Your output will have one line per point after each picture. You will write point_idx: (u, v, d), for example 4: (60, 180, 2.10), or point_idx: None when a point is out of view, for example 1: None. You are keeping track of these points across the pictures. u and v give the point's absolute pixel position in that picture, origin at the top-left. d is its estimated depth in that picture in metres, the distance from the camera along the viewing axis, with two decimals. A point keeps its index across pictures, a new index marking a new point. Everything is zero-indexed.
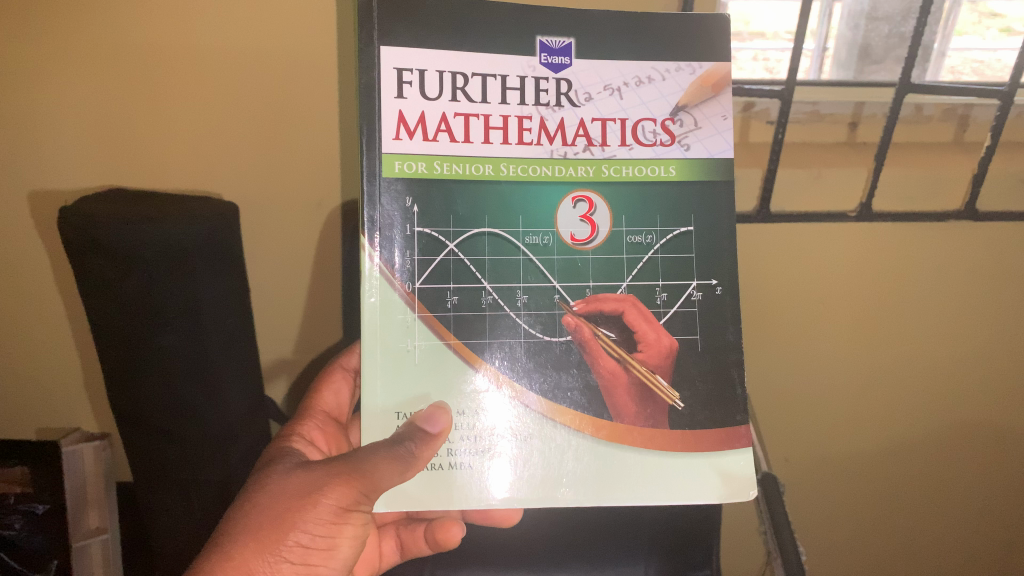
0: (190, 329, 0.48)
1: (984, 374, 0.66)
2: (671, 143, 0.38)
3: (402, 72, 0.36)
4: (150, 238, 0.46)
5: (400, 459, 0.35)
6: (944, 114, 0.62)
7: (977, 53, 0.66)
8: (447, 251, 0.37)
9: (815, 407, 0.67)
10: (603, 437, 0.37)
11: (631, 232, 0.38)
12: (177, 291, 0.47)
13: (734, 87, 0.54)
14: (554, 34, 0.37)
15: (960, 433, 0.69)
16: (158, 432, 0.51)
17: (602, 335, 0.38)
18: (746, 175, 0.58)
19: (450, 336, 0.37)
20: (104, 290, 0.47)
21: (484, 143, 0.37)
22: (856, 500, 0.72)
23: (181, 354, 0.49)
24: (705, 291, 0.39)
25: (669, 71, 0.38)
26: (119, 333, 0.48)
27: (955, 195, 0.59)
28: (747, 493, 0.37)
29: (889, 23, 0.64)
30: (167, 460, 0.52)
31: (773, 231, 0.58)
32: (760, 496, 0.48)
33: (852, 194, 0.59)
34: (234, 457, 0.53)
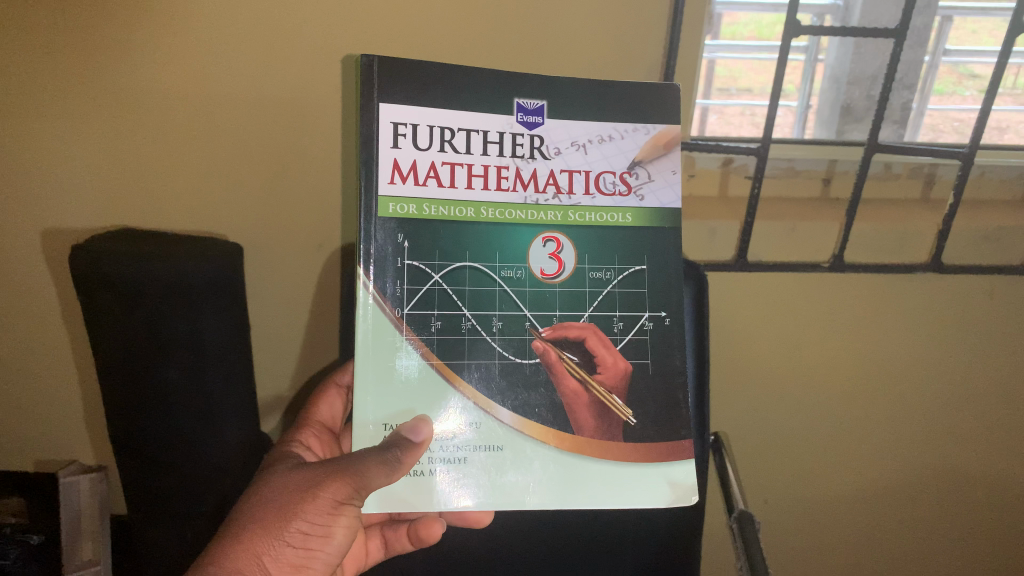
0: (191, 362, 0.53)
1: (933, 407, 0.71)
2: (628, 193, 0.44)
3: (397, 126, 0.41)
4: (156, 274, 0.50)
5: (388, 462, 0.40)
6: (911, 172, 0.67)
7: (958, 112, 0.73)
8: (433, 282, 0.42)
9: (781, 436, 0.72)
10: (566, 448, 0.42)
11: (593, 269, 0.44)
12: (181, 325, 0.52)
13: (711, 145, 0.60)
14: (529, 96, 0.43)
15: (916, 467, 0.74)
16: (155, 459, 0.55)
17: (566, 358, 0.43)
18: (725, 227, 0.62)
19: (433, 356, 0.42)
20: (113, 324, 0.51)
21: (467, 188, 0.42)
22: (828, 524, 0.77)
23: (182, 385, 0.53)
24: (655, 321, 0.44)
25: (628, 132, 0.44)
26: (123, 365, 0.52)
27: (921, 250, 0.64)
28: (690, 498, 0.42)
29: (861, 87, 0.72)
30: (165, 487, 0.56)
31: (749, 280, 0.64)
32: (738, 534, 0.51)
33: (825, 245, 0.64)
34: (227, 481, 0.57)
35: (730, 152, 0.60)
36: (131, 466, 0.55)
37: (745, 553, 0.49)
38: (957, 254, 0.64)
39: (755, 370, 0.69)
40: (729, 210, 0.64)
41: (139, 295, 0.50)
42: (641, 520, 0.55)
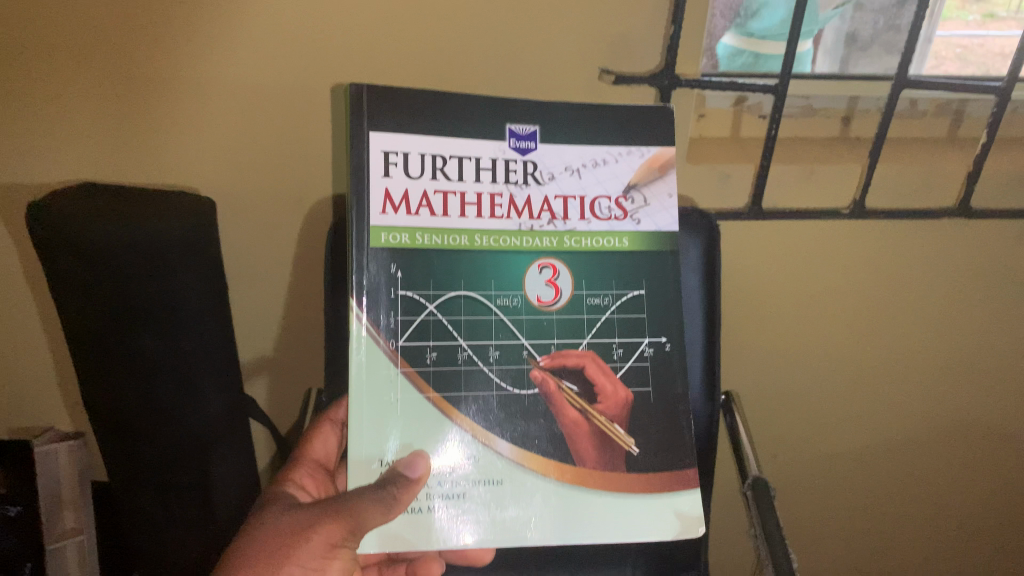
0: (169, 328, 0.50)
1: (952, 373, 0.71)
2: (624, 218, 0.43)
3: (388, 154, 0.41)
4: (123, 240, 0.47)
5: (381, 501, 0.38)
6: (939, 109, 0.64)
7: (963, 38, 0.67)
8: (427, 312, 0.41)
9: (799, 414, 0.72)
10: (567, 480, 0.41)
11: (591, 294, 0.43)
12: (154, 292, 0.49)
13: (728, 83, 0.53)
14: (521, 121, 0.43)
15: (926, 444, 0.75)
16: (136, 431, 0.53)
17: (565, 387, 0.42)
18: (736, 172, 0.59)
19: (429, 388, 0.41)
20: (81, 292, 0.48)
21: (460, 216, 0.41)
22: (850, 488, 0.77)
23: (158, 354, 0.51)
24: (656, 347, 0.44)
25: (622, 155, 0.43)
26: (95, 333, 0.50)
27: (949, 190, 0.61)
28: (696, 530, 0.41)
29: (881, 15, 0.64)
30: (146, 460, 0.54)
31: (760, 227, 0.61)
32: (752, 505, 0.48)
33: (846, 191, 0.61)
34: (212, 451, 0.55)
35: (746, 89, 0.54)
36: (109, 434, 0.54)
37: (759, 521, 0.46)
38: (986, 200, 0.61)
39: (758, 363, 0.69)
40: (744, 154, 0.60)
41: (107, 263, 0.47)
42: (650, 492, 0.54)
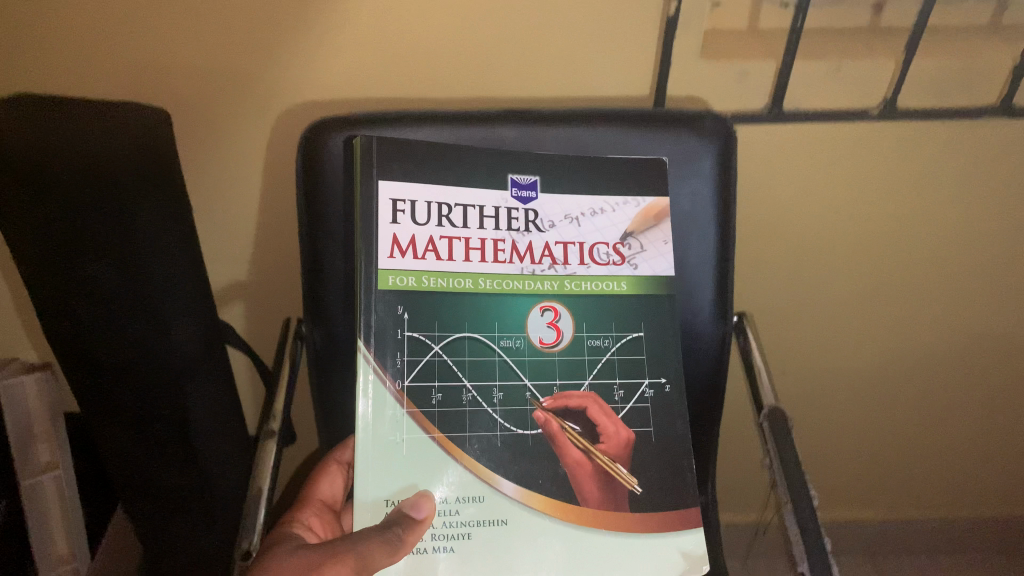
0: (125, 257, 0.48)
1: (977, 318, 0.70)
2: (622, 263, 0.45)
3: (397, 202, 0.42)
4: (64, 154, 0.45)
5: (389, 543, 0.38)
6: None
7: None
8: (432, 353, 0.42)
9: (815, 363, 0.74)
10: (572, 521, 0.41)
11: (591, 336, 0.44)
12: (109, 213, 0.47)
13: None
14: (523, 172, 0.45)
15: (943, 393, 0.76)
16: (106, 366, 0.51)
17: (568, 428, 0.43)
18: (758, 69, 0.55)
19: (434, 429, 0.42)
20: (27, 219, 0.45)
21: (464, 261, 0.43)
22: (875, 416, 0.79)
23: (117, 283, 0.48)
24: (656, 388, 0.45)
25: (618, 205, 0.46)
26: (48, 264, 0.47)
27: (991, 88, 0.55)
28: (702, 568, 0.41)
29: None
30: (121, 399, 0.53)
31: (784, 129, 0.57)
32: (767, 434, 0.46)
33: (875, 90, 0.55)
34: (190, 387, 0.54)
35: None
36: (78, 373, 0.52)
37: (774, 451, 0.44)
38: None
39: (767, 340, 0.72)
40: (762, 50, 0.55)
41: (50, 181, 0.45)
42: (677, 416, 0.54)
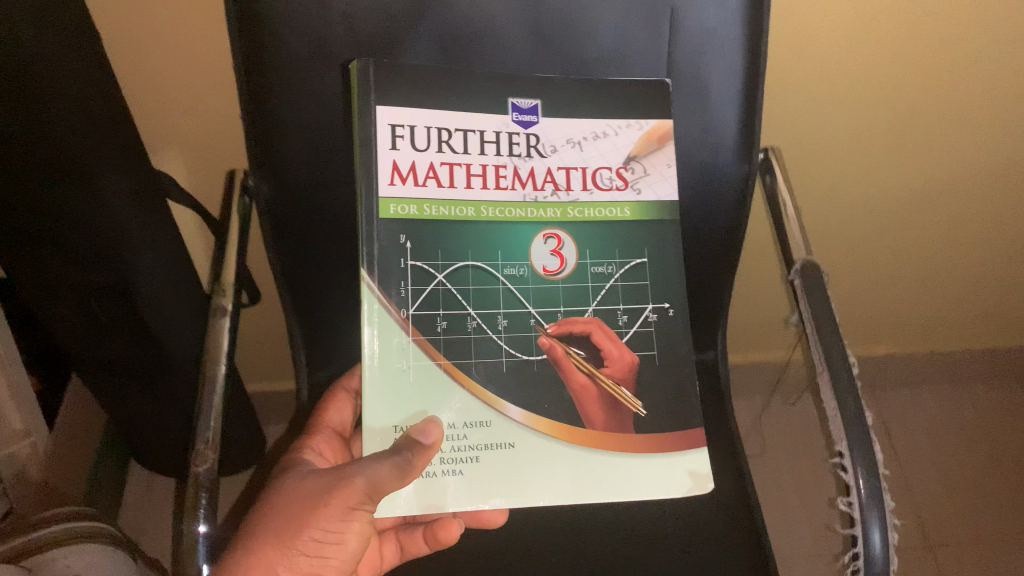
0: (24, 120, 0.45)
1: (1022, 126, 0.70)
2: (625, 188, 0.44)
3: (395, 127, 0.42)
4: None
5: (397, 466, 0.38)
6: None
7: None
8: (437, 282, 0.43)
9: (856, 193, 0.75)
10: (577, 442, 0.42)
11: (594, 263, 0.44)
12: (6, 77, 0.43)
13: None
14: (524, 96, 0.44)
15: (982, 203, 0.78)
16: (40, 240, 0.51)
17: (573, 353, 0.43)
18: None
19: (440, 356, 0.42)
20: None
21: (466, 188, 0.43)
22: (918, 234, 0.81)
23: (31, 148, 0.46)
24: (659, 313, 0.45)
25: (622, 128, 0.45)
26: None
27: None
28: (707, 485, 0.42)
29: None
30: (60, 274, 0.54)
31: None
32: (801, 289, 0.48)
33: None
34: (128, 253, 0.54)
35: None
36: (10, 247, 0.52)
37: (809, 309, 0.47)
38: None
39: (812, 175, 0.73)
40: None
41: None
42: (705, 247, 0.55)
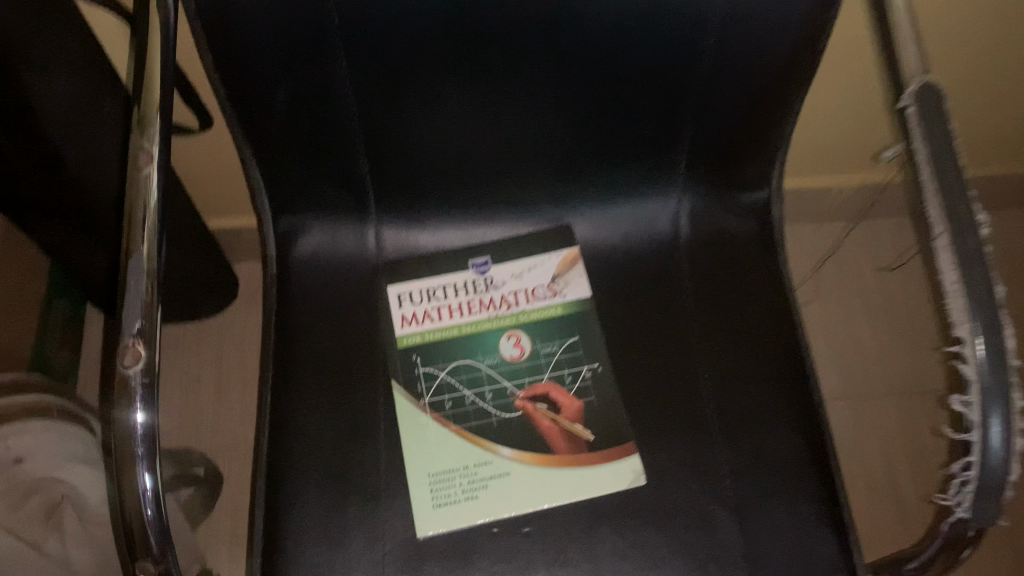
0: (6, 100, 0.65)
1: None
2: (556, 294, 0.72)
3: (402, 295, 0.72)
4: None
5: None
6: None
7: None
8: (441, 376, 0.69)
9: None
10: (528, 461, 0.65)
11: (544, 346, 0.70)
12: (25, 99, 0.66)
13: None
14: (478, 257, 0.73)
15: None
16: (36, 212, 0.81)
17: (540, 407, 0.68)
18: None
19: (450, 423, 0.67)
20: None
21: (449, 319, 0.71)
22: (948, 65, 0.99)
23: None
24: (593, 370, 0.69)
25: (545, 260, 0.73)
26: None
27: None
28: (639, 480, 0.65)
29: None
30: (52, 224, 0.84)
31: None
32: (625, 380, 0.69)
33: None
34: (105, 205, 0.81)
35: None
36: (34, 211, 0.81)
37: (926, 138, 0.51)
38: None
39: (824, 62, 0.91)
40: None
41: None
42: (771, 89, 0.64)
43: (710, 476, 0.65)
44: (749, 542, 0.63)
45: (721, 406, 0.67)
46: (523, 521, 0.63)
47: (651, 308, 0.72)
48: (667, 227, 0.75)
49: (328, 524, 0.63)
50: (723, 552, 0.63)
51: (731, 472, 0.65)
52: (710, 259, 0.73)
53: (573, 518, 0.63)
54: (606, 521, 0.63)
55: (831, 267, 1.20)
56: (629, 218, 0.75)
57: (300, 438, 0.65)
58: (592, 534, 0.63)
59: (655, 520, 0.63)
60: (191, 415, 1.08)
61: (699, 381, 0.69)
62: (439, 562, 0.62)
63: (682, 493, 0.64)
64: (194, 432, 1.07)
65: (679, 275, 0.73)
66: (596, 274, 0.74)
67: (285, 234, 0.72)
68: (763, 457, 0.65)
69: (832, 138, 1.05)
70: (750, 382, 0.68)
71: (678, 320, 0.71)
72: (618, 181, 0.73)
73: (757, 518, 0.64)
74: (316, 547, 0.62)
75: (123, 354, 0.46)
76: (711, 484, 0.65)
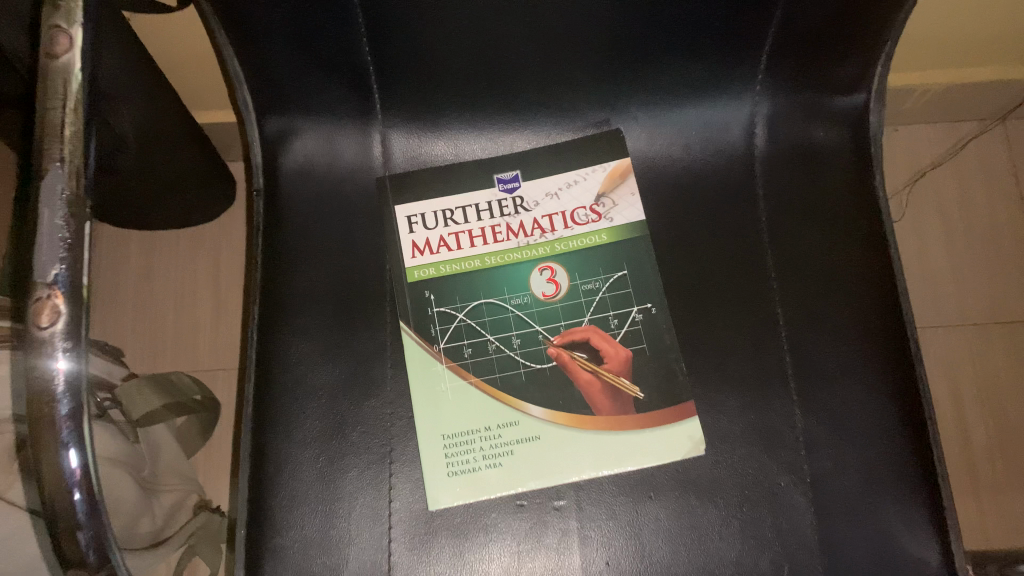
0: None
1: None
2: (600, 218, 0.60)
3: (412, 217, 0.60)
4: None
5: None
6: None
7: None
8: (458, 318, 0.58)
9: None
10: (563, 421, 0.55)
11: (584, 282, 0.58)
12: None
13: None
14: (505, 171, 0.61)
15: None
16: None
17: (577, 356, 0.56)
18: None
19: (470, 375, 0.56)
20: None
21: (470, 247, 0.59)
22: None
23: None
24: (644, 312, 0.57)
25: (588, 174, 0.61)
26: None
27: None
28: (700, 448, 0.54)
29: None
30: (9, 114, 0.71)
31: None
32: (678, 325, 0.57)
33: None
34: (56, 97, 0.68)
35: None
36: None
37: None
38: None
39: None
40: None
41: None
42: None
43: (779, 444, 0.54)
44: (824, 525, 0.52)
45: (796, 360, 0.56)
46: (554, 493, 0.54)
47: (717, 237, 0.59)
48: (738, 137, 0.61)
49: (324, 488, 0.53)
50: (792, 536, 0.52)
51: (805, 440, 0.54)
52: (792, 177, 0.59)
53: (613, 491, 0.53)
54: (650, 495, 0.53)
55: (926, 181, 1.02)
56: (692, 124, 0.61)
57: (290, 387, 0.55)
58: (635, 510, 0.53)
59: (710, 496, 0.53)
60: (188, 332, 1.00)
61: (771, 328, 0.57)
62: (453, 539, 0.53)
63: (744, 465, 0.54)
64: (191, 353, 0.99)
65: (753, 196, 0.60)
66: (649, 192, 0.60)
67: (274, 139, 0.58)
68: (847, 423, 0.54)
69: (929, 28, 0.88)
70: (836, 330, 0.56)
71: (751, 252, 0.58)
72: (681, 78, 0.58)
73: (834, 496, 0.53)
74: (309, 517, 0.52)
75: (38, 310, 0.35)
76: (780, 454, 0.54)
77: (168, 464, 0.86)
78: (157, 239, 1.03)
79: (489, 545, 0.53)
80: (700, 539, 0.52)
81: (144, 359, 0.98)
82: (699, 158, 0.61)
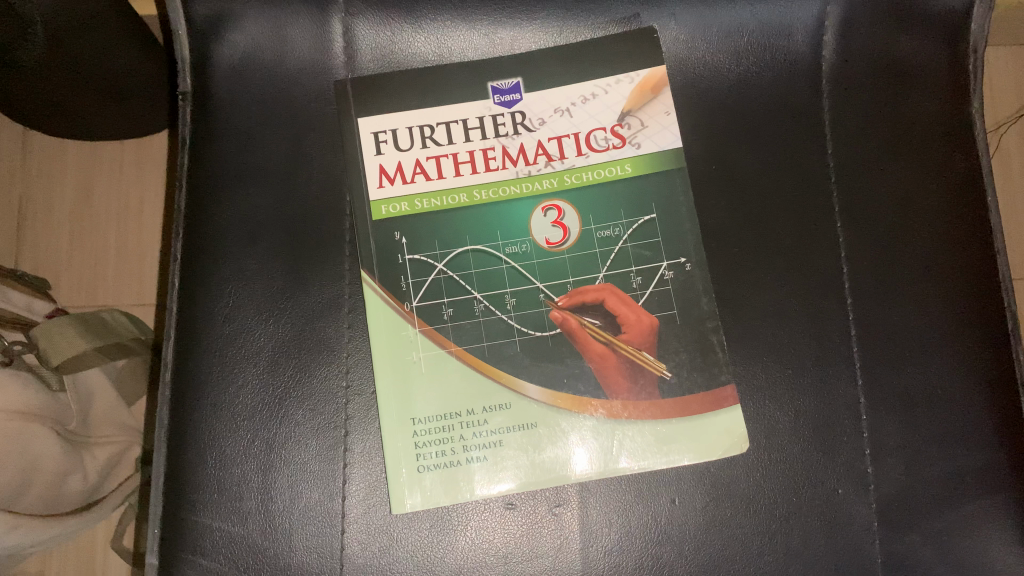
0: None
1: None
2: (623, 144, 0.47)
3: (379, 134, 0.47)
4: None
5: None
6: None
7: None
8: (437, 270, 0.45)
9: None
10: (567, 406, 0.44)
11: (599, 228, 0.46)
12: None
13: None
14: (502, 78, 0.47)
15: None
16: None
17: (588, 323, 0.44)
18: None
19: (450, 344, 0.44)
20: None
21: (455, 176, 0.46)
22: None
23: None
24: (676, 270, 0.45)
25: (611, 85, 0.48)
26: None
27: None
28: (740, 445, 0.43)
29: None
30: None
31: None
32: (719, 287, 0.45)
33: None
34: None
35: None
36: None
37: None
38: None
39: None
40: None
41: None
42: None
43: (838, 439, 0.43)
44: (890, 546, 0.42)
45: (866, 337, 0.44)
46: (551, 498, 0.42)
47: (771, 173, 0.46)
48: (805, 45, 0.47)
49: (259, 483, 0.42)
50: (851, 560, 0.41)
51: (872, 439, 0.43)
52: (872, 98, 0.46)
53: (626, 496, 0.42)
54: (674, 502, 0.42)
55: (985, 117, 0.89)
56: (746, 25, 0.47)
57: (219, 350, 0.43)
58: (655, 522, 0.42)
59: (749, 504, 0.42)
60: (132, 260, 0.87)
61: (835, 294, 0.44)
62: (420, 553, 0.42)
63: (793, 465, 0.42)
64: (135, 286, 0.86)
65: (821, 123, 0.46)
66: (687, 112, 0.47)
67: None
68: (927, 419, 0.43)
69: None
70: (916, 301, 0.44)
71: (813, 197, 0.46)
72: None
73: (907, 511, 0.42)
74: (240, 520, 0.41)
75: None
76: (842, 453, 0.43)
77: (102, 412, 0.74)
78: (96, 150, 0.89)
79: (467, 563, 0.42)
80: (733, 558, 0.41)
81: (81, 290, 0.86)
82: (755, 69, 0.47)
